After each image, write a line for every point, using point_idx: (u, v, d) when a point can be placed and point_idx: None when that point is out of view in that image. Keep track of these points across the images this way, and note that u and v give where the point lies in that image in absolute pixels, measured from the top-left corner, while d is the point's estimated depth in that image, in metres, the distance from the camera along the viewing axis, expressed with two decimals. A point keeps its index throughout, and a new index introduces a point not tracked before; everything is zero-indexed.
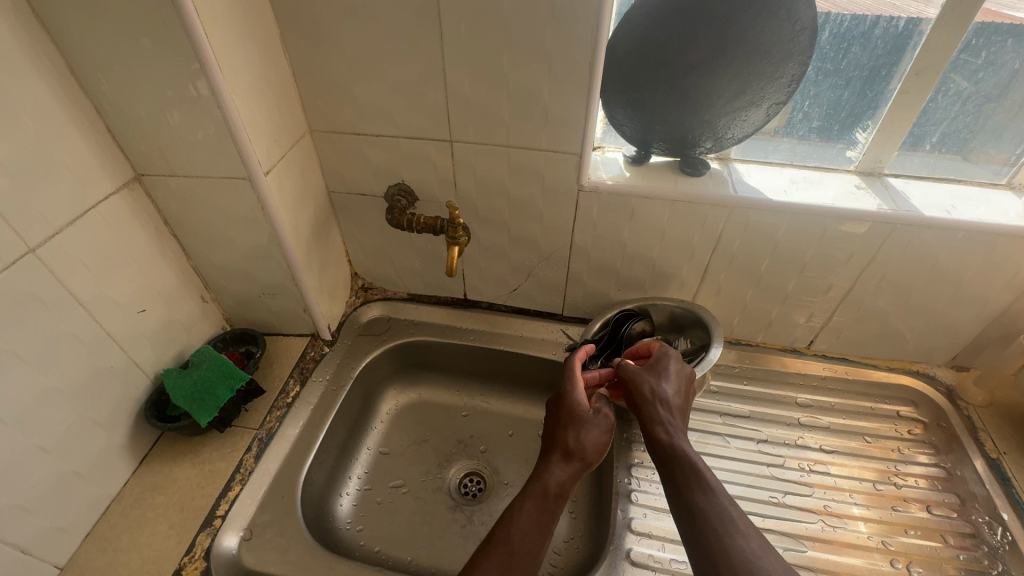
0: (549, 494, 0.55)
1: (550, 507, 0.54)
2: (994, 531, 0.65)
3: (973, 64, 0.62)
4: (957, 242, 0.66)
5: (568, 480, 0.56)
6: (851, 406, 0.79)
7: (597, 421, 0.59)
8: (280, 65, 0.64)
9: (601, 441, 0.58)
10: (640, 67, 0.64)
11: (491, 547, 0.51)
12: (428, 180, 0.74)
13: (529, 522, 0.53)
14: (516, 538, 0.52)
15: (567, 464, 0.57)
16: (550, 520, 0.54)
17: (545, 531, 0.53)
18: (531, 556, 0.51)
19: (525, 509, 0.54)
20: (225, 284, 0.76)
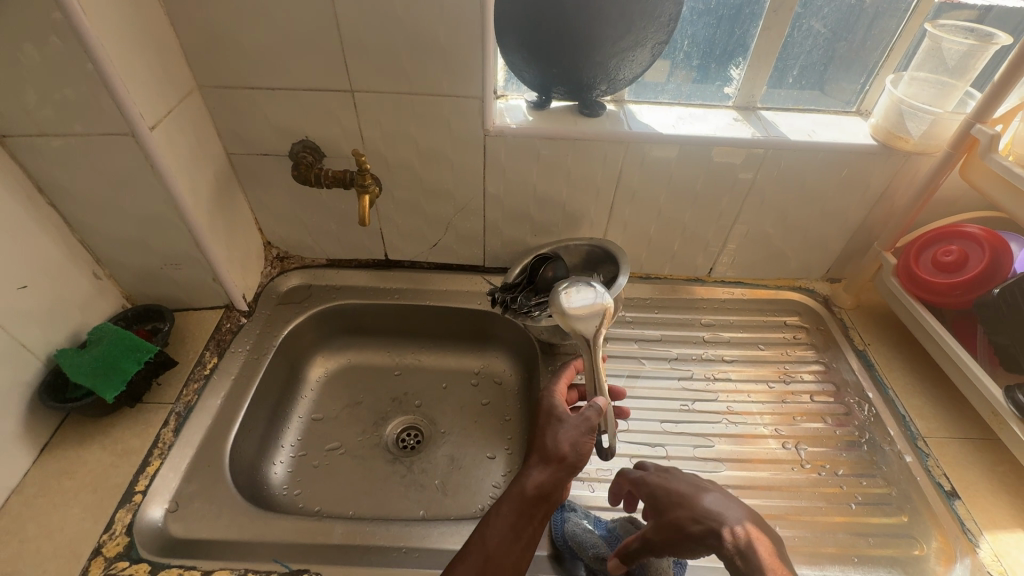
0: (526, 495, 0.53)
1: (528, 510, 0.53)
2: (862, 408, 0.76)
3: (818, 2, 0.71)
4: (819, 162, 0.74)
5: (546, 483, 0.53)
6: (750, 323, 0.89)
7: (577, 422, 0.56)
8: (153, 12, 0.60)
9: (582, 442, 0.55)
10: (530, 10, 0.67)
11: (468, 550, 0.51)
12: (333, 134, 0.73)
13: (505, 527, 0.52)
14: (491, 543, 0.51)
15: (546, 466, 0.54)
16: (527, 524, 0.53)
17: (521, 534, 0.52)
18: (508, 562, 0.51)
19: (501, 512, 0.53)
20: (121, 258, 0.71)
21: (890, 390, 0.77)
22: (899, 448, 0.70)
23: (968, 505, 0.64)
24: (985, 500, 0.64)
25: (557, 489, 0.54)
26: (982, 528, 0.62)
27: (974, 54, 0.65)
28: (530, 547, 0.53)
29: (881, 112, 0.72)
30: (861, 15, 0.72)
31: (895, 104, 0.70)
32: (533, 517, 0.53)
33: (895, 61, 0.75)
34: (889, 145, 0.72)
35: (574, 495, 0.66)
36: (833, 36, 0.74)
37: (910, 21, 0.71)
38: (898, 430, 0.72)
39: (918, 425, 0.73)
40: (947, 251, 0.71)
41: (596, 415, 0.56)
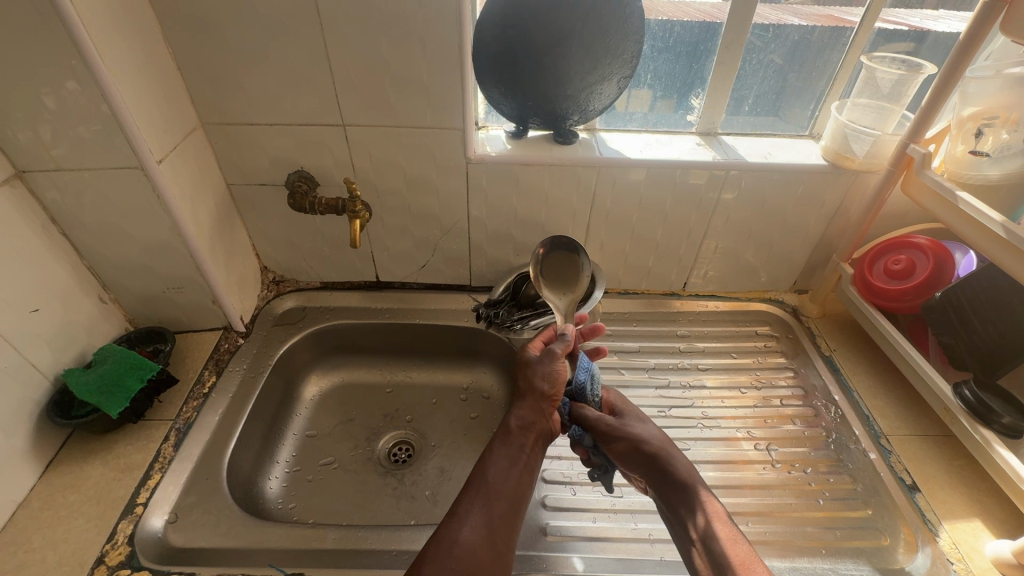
0: (513, 428, 0.64)
1: (520, 443, 0.63)
2: (829, 409, 0.80)
3: (766, 39, 0.78)
4: (776, 181, 0.81)
5: (528, 417, 0.65)
6: (559, 276, 0.79)
7: (546, 359, 0.68)
8: (163, 58, 0.66)
9: (550, 371, 0.67)
10: (505, 50, 0.73)
11: (470, 487, 0.59)
12: (326, 165, 0.79)
13: (503, 460, 0.61)
14: (493, 474, 0.60)
15: (525, 400, 0.66)
16: (520, 454, 0.62)
17: (518, 462, 0.62)
18: (510, 485, 0.59)
19: (498, 449, 0.62)
20: (127, 283, 0.76)
21: (855, 393, 0.81)
22: (864, 446, 0.74)
23: (928, 497, 0.68)
24: (943, 493, 0.69)
25: (537, 419, 0.65)
26: (942, 519, 0.66)
27: (905, 82, 0.74)
28: (526, 474, 0.62)
29: (829, 136, 0.79)
30: (805, 50, 0.80)
31: (840, 128, 0.77)
32: (527, 445, 0.63)
33: (840, 89, 0.82)
34: (838, 164, 0.79)
35: (558, 497, 0.69)
36: (783, 68, 0.82)
37: (849, 54, 0.79)
38: (863, 430, 0.76)
39: (881, 424, 0.77)
40: (896, 260, 0.78)
41: (559, 347, 0.68)
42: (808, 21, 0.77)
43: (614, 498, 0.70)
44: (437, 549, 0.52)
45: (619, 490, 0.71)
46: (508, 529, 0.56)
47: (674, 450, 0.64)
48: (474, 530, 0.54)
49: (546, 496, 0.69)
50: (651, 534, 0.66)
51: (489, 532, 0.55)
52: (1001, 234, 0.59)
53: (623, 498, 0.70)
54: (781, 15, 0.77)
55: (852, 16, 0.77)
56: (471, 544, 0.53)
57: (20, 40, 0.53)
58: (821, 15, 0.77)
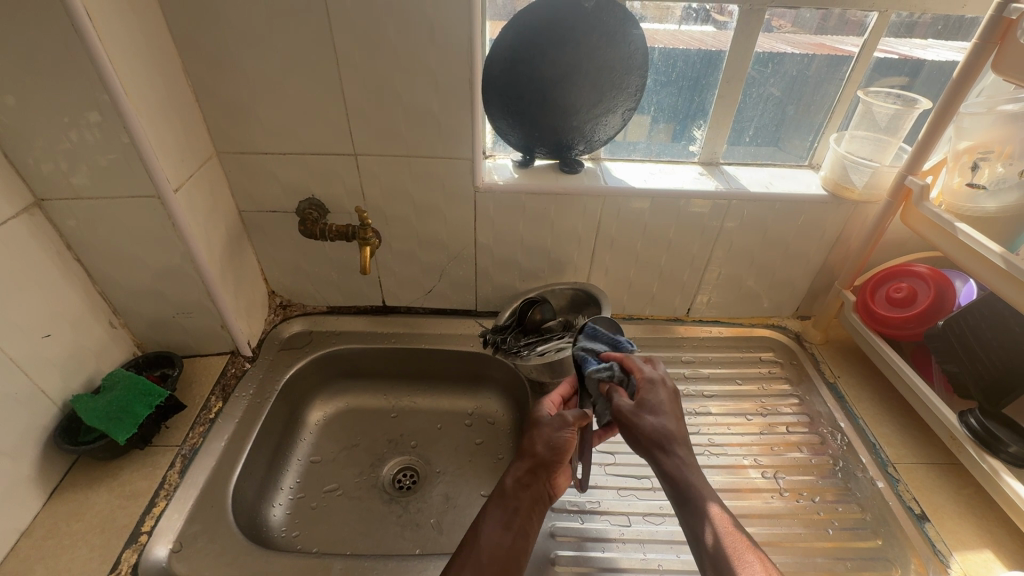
0: (507, 489, 0.60)
1: (515, 504, 0.59)
2: (835, 437, 0.80)
3: (766, 73, 0.81)
4: (777, 210, 0.82)
5: (524, 476, 0.61)
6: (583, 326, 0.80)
7: (551, 421, 0.63)
8: (183, 90, 0.68)
9: (556, 436, 0.61)
10: (513, 83, 0.75)
11: (461, 549, 0.56)
12: (337, 193, 0.81)
13: (497, 521, 0.58)
14: (485, 536, 0.57)
15: (522, 461, 0.62)
16: (514, 517, 0.59)
17: (511, 525, 0.58)
18: (501, 550, 0.56)
19: (490, 510, 0.60)
20: (137, 309, 0.77)
21: (860, 420, 0.82)
22: (871, 474, 0.74)
23: (937, 527, 0.68)
24: (952, 523, 0.68)
25: (536, 481, 0.61)
26: (952, 549, 0.66)
27: (901, 116, 0.76)
28: (522, 536, 0.58)
29: (828, 166, 0.81)
30: (803, 85, 0.82)
31: (839, 160, 0.79)
32: (522, 508, 0.60)
33: (838, 121, 0.85)
34: (838, 194, 0.81)
35: (566, 526, 0.68)
36: (782, 101, 0.84)
37: (845, 88, 0.82)
38: (870, 458, 0.76)
39: (888, 452, 0.77)
40: (897, 289, 0.80)
41: (572, 413, 0.62)
42: (800, 50, 0.79)
43: (622, 527, 0.69)
44: None
45: (627, 518, 0.70)
46: None
47: (675, 447, 0.52)
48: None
49: (554, 525, 0.69)
50: (660, 564, 0.65)
51: None
52: (1001, 264, 0.60)
53: (631, 527, 0.69)
54: (773, 44, 0.78)
55: (844, 45, 0.79)
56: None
57: (48, 76, 0.55)
58: (812, 42, 0.79)
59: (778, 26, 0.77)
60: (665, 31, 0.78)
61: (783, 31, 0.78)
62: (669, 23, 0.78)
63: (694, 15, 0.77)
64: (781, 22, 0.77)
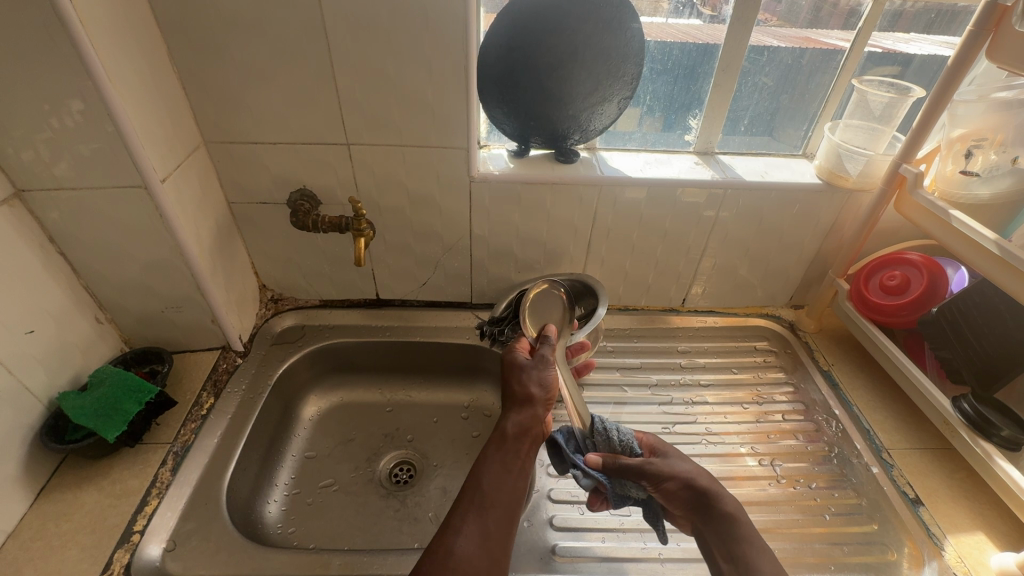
0: (508, 434, 0.62)
1: (513, 444, 0.62)
2: (830, 424, 0.81)
3: (761, 62, 0.81)
4: (773, 199, 0.82)
5: (520, 417, 0.64)
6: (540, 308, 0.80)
7: (536, 363, 0.69)
8: (168, 77, 0.66)
9: (544, 377, 0.68)
10: (508, 73, 0.74)
11: (464, 496, 0.56)
12: (329, 184, 0.79)
13: (496, 462, 0.60)
14: (489, 482, 0.57)
15: (518, 404, 0.65)
16: (512, 458, 0.61)
17: (512, 466, 0.60)
18: (503, 490, 0.58)
19: (489, 454, 0.60)
20: (124, 304, 0.75)
21: (854, 407, 0.82)
22: (866, 460, 0.75)
23: (931, 511, 0.69)
24: (946, 506, 0.69)
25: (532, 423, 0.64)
26: (946, 532, 0.66)
27: (895, 105, 0.77)
28: (520, 476, 0.60)
29: (823, 155, 0.81)
30: (797, 74, 0.82)
31: (834, 148, 0.79)
32: (518, 447, 0.62)
33: (832, 110, 0.85)
34: (832, 183, 0.81)
35: (565, 517, 0.68)
36: (777, 91, 0.84)
37: (839, 77, 0.82)
38: (864, 444, 0.77)
39: (882, 437, 0.78)
40: (891, 276, 0.80)
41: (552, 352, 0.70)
42: (789, 43, 0.79)
43: (622, 517, 0.69)
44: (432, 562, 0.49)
45: (627, 508, 0.70)
46: (504, 536, 0.55)
47: (721, 486, 0.59)
48: (468, 541, 0.52)
49: (553, 516, 0.68)
50: (661, 553, 0.65)
51: (485, 543, 0.52)
52: (995, 250, 0.60)
53: (631, 517, 0.69)
54: (761, 38, 0.78)
55: (829, 38, 0.80)
56: (466, 555, 0.51)
57: (25, 61, 0.53)
58: (800, 36, 0.79)
59: (765, 21, 0.77)
60: (652, 24, 0.78)
61: (770, 25, 0.78)
62: (654, 16, 0.78)
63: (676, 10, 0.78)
64: (768, 16, 0.77)
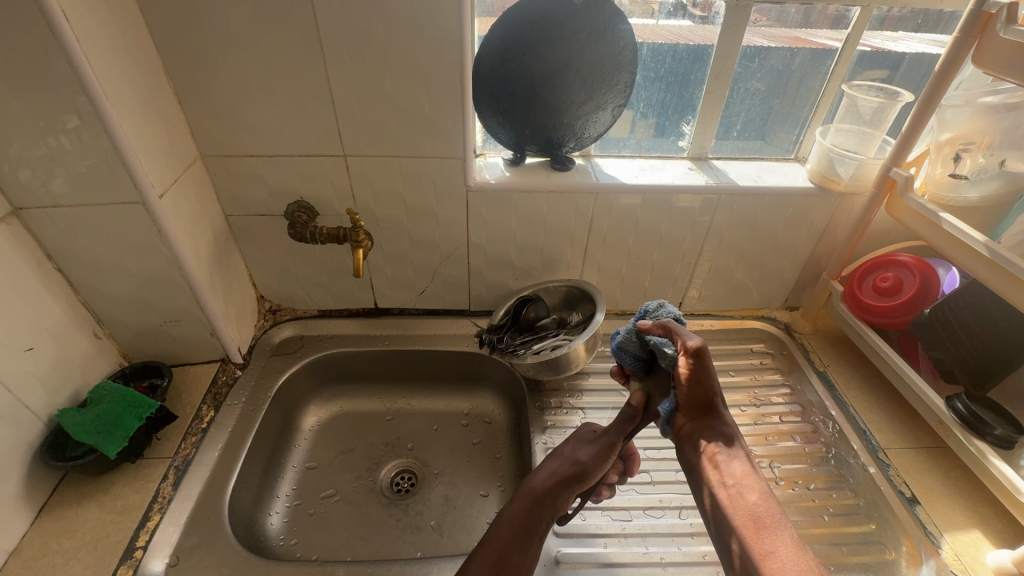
0: (535, 491, 0.65)
1: (539, 505, 0.63)
2: (827, 425, 0.82)
3: (753, 67, 0.82)
4: (766, 203, 0.83)
5: (553, 480, 0.65)
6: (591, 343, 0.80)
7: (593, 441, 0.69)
8: (164, 93, 0.67)
9: (597, 455, 0.67)
10: (504, 82, 0.75)
11: (482, 544, 0.59)
12: (326, 195, 0.79)
13: (519, 519, 0.62)
14: (506, 532, 0.60)
15: (553, 471, 0.67)
16: (536, 518, 0.63)
17: (532, 525, 0.62)
18: (521, 545, 0.60)
19: (513, 508, 0.63)
20: (122, 318, 0.75)
21: (850, 408, 0.83)
22: (863, 460, 0.76)
23: (928, 510, 0.70)
24: (943, 505, 0.70)
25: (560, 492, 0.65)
26: (943, 530, 0.67)
27: (885, 109, 0.78)
28: (537, 541, 0.61)
29: (814, 159, 0.83)
30: (787, 79, 0.83)
31: (825, 152, 0.81)
32: (544, 510, 0.64)
33: (822, 115, 0.86)
34: (824, 186, 0.82)
35: (568, 523, 0.69)
36: (769, 96, 0.85)
37: (830, 82, 0.83)
38: (861, 444, 0.78)
39: (878, 437, 0.79)
40: (884, 278, 0.81)
41: (615, 440, 0.68)
42: (780, 44, 0.80)
43: (624, 522, 0.70)
44: None
45: (628, 513, 0.71)
46: None
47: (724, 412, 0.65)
48: None
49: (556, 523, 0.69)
50: (662, 557, 0.66)
51: None
52: (985, 252, 0.61)
53: (632, 522, 0.70)
54: (752, 38, 0.79)
55: (819, 38, 0.80)
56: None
57: (21, 80, 0.53)
58: (791, 36, 0.80)
59: (755, 21, 0.78)
60: (644, 26, 0.79)
61: (761, 25, 0.78)
62: (646, 18, 0.78)
63: (666, 11, 0.78)
64: (758, 17, 0.77)
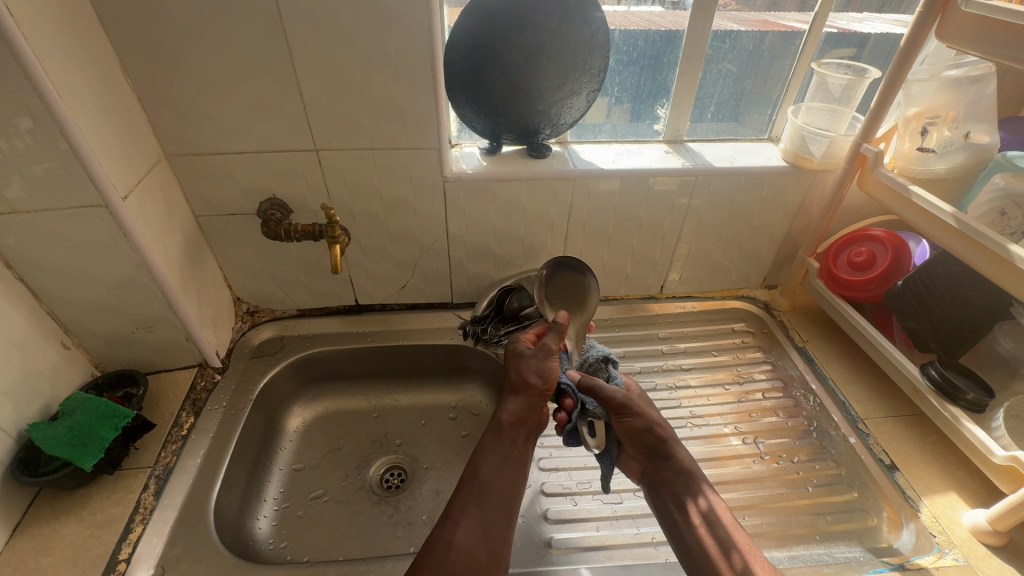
0: (504, 424, 0.67)
1: (511, 437, 0.66)
2: (808, 398, 0.84)
3: (724, 48, 0.82)
4: (742, 183, 0.84)
5: (518, 409, 0.68)
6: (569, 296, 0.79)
7: (535, 353, 0.71)
8: (122, 90, 0.64)
9: (543, 367, 0.69)
10: (476, 70, 0.74)
11: (463, 488, 0.61)
12: (299, 191, 0.78)
13: (495, 457, 0.64)
14: (486, 473, 0.62)
15: (516, 396, 0.69)
16: (511, 448, 0.66)
17: (509, 458, 0.65)
18: (502, 482, 0.62)
19: (487, 448, 0.65)
20: (92, 327, 0.72)
21: (830, 380, 0.85)
22: (843, 431, 0.78)
23: (907, 475, 0.72)
24: (920, 470, 0.72)
25: (528, 414, 0.68)
26: (921, 495, 0.69)
27: (854, 86, 0.79)
28: (518, 468, 0.65)
29: (787, 138, 0.83)
30: (758, 59, 0.84)
31: (797, 131, 0.81)
32: (517, 438, 0.67)
33: (793, 94, 0.87)
34: (798, 165, 0.83)
35: (559, 509, 0.69)
36: (742, 76, 0.86)
37: (800, 60, 0.83)
38: (841, 415, 0.80)
39: (857, 408, 0.81)
40: (858, 253, 0.83)
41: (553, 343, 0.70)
42: (750, 27, 0.81)
43: (614, 505, 0.70)
44: (432, 551, 0.54)
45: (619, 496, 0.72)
46: (502, 526, 0.59)
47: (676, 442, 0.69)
48: (467, 532, 0.56)
49: (547, 509, 0.69)
50: (654, 537, 0.67)
51: (483, 533, 0.57)
52: (953, 223, 0.63)
53: (623, 504, 0.70)
54: (722, 22, 0.80)
55: (788, 21, 0.81)
56: (466, 547, 0.55)
57: None
58: (759, 19, 0.81)
59: (725, 5, 0.78)
60: (615, 12, 0.79)
61: (730, 10, 0.79)
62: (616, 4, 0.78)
63: None
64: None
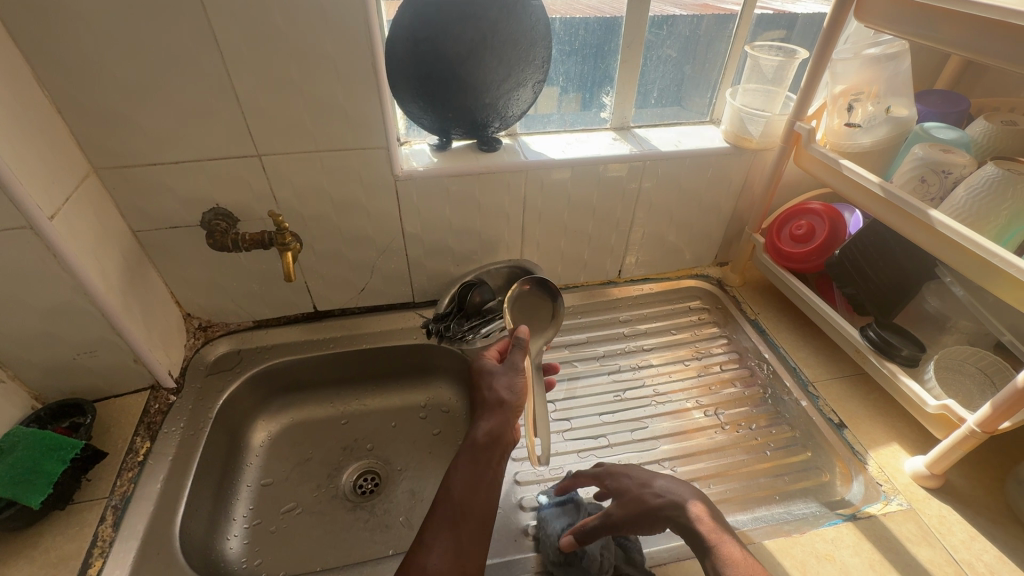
0: (478, 442, 0.64)
1: (486, 455, 0.63)
2: (762, 368, 0.88)
3: (663, 34, 0.84)
4: (688, 165, 0.87)
5: (491, 426, 0.65)
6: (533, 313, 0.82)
7: (505, 369, 0.69)
8: (39, 103, 0.60)
9: (513, 382, 0.68)
10: (420, 65, 0.73)
11: (438, 508, 0.58)
12: (244, 199, 0.75)
13: (468, 476, 0.61)
14: (459, 492, 0.59)
15: (491, 414, 0.66)
16: (485, 466, 0.62)
17: (485, 478, 0.62)
18: (476, 503, 0.59)
19: (459, 467, 0.62)
20: (27, 356, 0.68)
21: (781, 349, 0.90)
22: (795, 395, 0.82)
23: (854, 431, 0.77)
24: (866, 425, 0.78)
25: (503, 431, 0.65)
26: (868, 448, 0.75)
27: (785, 66, 0.83)
28: (494, 486, 0.62)
29: (728, 121, 0.86)
30: (695, 43, 0.87)
31: (736, 113, 0.84)
32: (492, 457, 0.64)
33: (731, 76, 0.90)
34: (738, 145, 0.86)
35: (534, 497, 0.70)
36: (683, 60, 0.88)
37: (734, 43, 0.87)
38: (793, 381, 0.85)
39: (807, 373, 0.86)
40: (798, 226, 0.88)
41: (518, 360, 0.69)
42: (688, 11, 0.83)
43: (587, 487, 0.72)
44: None
45: None
46: (477, 549, 0.56)
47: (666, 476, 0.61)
48: (440, 557, 0.53)
49: (522, 498, 0.70)
50: None
51: (455, 555, 0.54)
52: (880, 193, 0.67)
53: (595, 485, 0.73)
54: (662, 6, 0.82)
55: (726, 3, 0.84)
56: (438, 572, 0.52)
57: None
58: (698, 2, 0.83)
59: None
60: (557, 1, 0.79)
61: None
62: None
63: None
64: None
